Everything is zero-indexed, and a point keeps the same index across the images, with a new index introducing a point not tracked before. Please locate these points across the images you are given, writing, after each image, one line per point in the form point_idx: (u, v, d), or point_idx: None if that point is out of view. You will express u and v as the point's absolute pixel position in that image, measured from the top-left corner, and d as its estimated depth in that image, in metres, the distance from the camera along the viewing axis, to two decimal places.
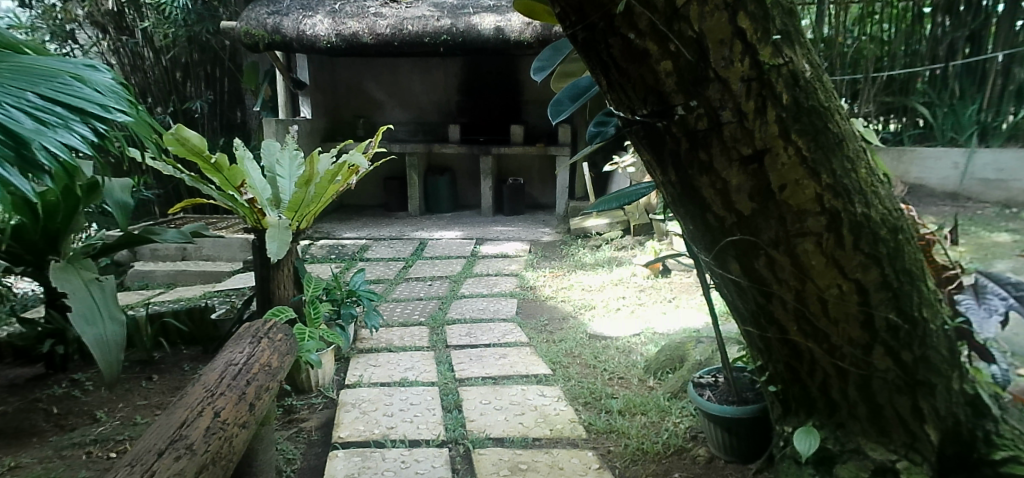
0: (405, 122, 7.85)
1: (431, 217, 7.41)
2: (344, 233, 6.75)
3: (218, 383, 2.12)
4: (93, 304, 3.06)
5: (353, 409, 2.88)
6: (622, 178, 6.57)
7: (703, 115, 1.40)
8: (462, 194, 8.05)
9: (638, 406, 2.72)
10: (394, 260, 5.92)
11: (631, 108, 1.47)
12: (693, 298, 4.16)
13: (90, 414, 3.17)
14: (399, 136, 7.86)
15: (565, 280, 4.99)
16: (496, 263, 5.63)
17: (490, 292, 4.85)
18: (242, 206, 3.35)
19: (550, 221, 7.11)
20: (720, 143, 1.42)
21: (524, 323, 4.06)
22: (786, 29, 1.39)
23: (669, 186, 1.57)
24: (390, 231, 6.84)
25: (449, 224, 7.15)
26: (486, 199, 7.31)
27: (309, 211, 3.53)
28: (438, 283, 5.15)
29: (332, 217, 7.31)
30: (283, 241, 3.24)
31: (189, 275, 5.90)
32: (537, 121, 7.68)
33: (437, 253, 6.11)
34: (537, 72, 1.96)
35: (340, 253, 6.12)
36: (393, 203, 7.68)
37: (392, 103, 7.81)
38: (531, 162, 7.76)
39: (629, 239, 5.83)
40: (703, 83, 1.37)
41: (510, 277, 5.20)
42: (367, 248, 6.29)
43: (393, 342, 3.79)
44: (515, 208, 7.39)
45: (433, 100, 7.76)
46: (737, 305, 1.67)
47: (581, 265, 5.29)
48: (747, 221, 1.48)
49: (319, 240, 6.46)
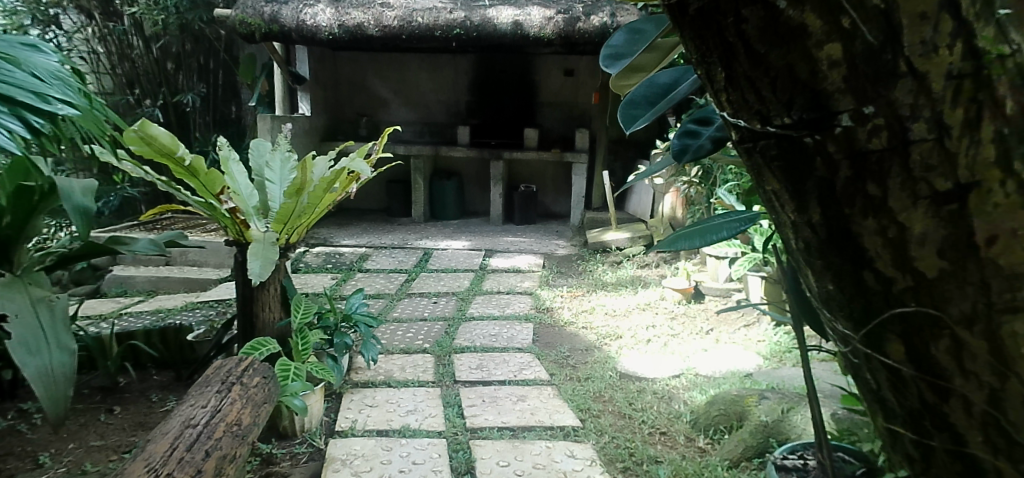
0: (411, 122, 7.38)
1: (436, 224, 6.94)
2: (343, 240, 6.27)
3: (166, 459, 1.63)
4: (40, 329, 2.58)
5: (343, 468, 2.39)
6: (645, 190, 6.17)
7: (882, 128, 0.90)
8: (470, 200, 7.59)
9: (690, 476, 2.23)
10: (396, 273, 5.46)
11: (764, 114, 0.98)
12: (734, 330, 3.68)
13: (33, 457, 2.68)
14: (405, 138, 7.40)
15: (584, 302, 4.54)
16: (507, 280, 5.17)
17: (503, 313, 4.38)
18: (225, 218, 2.90)
19: (565, 233, 6.64)
20: (902, 172, 0.91)
21: (543, 354, 3.58)
22: (1014, 2, 0.90)
23: (806, 231, 1.07)
24: (392, 239, 6.37)
25: (456, 233, 6.68)
26: (496, 207, 6.90)
27: (301, 223, 3.05)
28: (444, 301, 4.69)
29: (331, 222, 6.84)
30: (267, 262, 2.76)
31: (173, 282, 5.42)
32: (551, 125, 7.22)
33: (442, 265, 5.64)
34: (608, 63, 1.53)
35: (336, 263, 5.65)
36: (397, 208, 7.21)
37: (398, 102, 7.34)
38: (544, 167, 7.29)
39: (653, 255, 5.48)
40: (888, 81, 0.88)
41: (524, 296, 4.74)
42: (367, 258, 5.83)
43: (394, 375, 3.29)
44: (527, 216, 6.96)
45: (442, 99, 7.29)
46: (886, 397, 1.17)
47: (601, 285, 4.88)
48: (927, 288, 0.97)
49: (316, 248, 6.00)
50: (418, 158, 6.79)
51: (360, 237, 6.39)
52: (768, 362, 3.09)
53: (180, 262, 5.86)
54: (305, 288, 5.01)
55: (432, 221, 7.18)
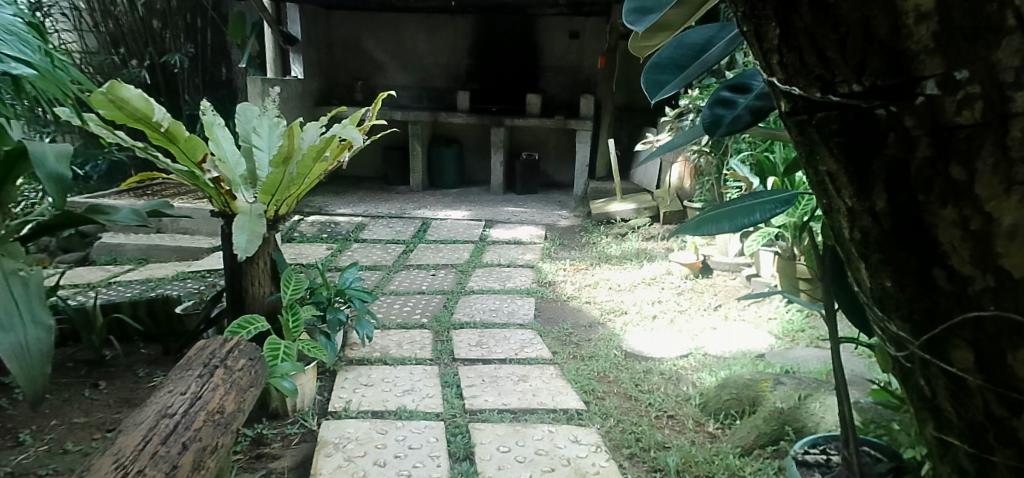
0: (409, 86, 7.14)
1: (434, 193, 6.77)
2: (339, 208, 6.10)
3: (138, 454, 1.50)
4: (13, 304, 2.43)
5: (336, 453, 2.27)
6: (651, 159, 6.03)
7: (977, 97, 0.72)
8: (470, 168, 7.41)
9: (699, 465, 2.11)
10: (394, 243, 5.33)
11: (826, 80, 0.81)
12: (743, 307, 3.55)
13: (12, 436, 2.56)
14: (403, 103, 7.17)
15: (587, 276, 4.42)
16: (508, 252, 5.04)
17: (503, 287, 4.26)
18: (210, 188, 2.75)
19: (567, 203, 6.49)
20: (1000, 149, 0.72)
21: (545, 331, 3.47)
22: None
23: (869, 219, 0.90)
24: (389, 208, 6.20)
25: (455, 202, 6.51)
26: (496, 175, 6.72)
27: (290, 193, 2.90)
28: (443, 274, 4.59)
29: (327, 190, 6.66)
30: (254, 236, 2.61)
31: (164, 250, 5.26)
32: (554, 91, 7.00)
33: (440, 236, 5.50)
34: (632, 18, 1.39)
35: (332, 232, 5.50)
36: (394, 176, 7.03)
37: (395, 65, 7.09)
38: (545, 134, 7.08)
39: (658, 228, 5.39)
40: (990, 38, 0.70)
41: (525, 269, 4.63)
42: (363, 227, 5.68)
43: (390, 352, 3.16)
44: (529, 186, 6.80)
45: (441, 62, 7.04)
46: (942, 405, 0.95)
47: (605, 258, 4.75)
48: (1011, 289, 0.78)
49: (311, 216, 5.84)
50: (416, 124, 6.59)
51: (357, 205, 6.22)
52: (780, 342, 2.96)
53: (171, 230, 5.69)
54: (299, 259, 4.86)
55: (431, 189, 7.00)
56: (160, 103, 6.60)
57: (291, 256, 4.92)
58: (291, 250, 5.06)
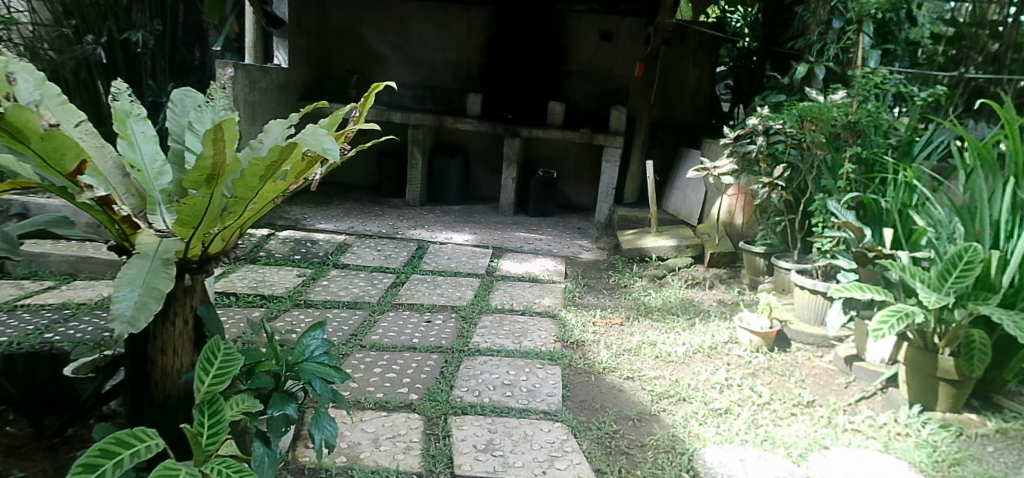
0: (411, 85, 6.18)
1: (433, 210, 5.85)
2: (319, 223, 5.14)
3: None
4: None
5: None
6: (696, 187, 5.18)
7: None
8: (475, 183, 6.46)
9: None
10: (380, 272, 4.37)
11: None
12: (849, 408, 2.66)
13: None
14: (404, 105, 6.22)
15: (624, 336, 3.47)
16: (520, 293, 4.11)
17: (518, 345, 3.30)
18: (94, 210, 1.74)
19: (588, 231, 5.63)
20: None
21: (579, 425, 2.52)
22: None
23: None
24: (379, 226, 5.25)
25: (458, 222, 5.57)
26: (508, 192, 5.84)
27: (229, 226, 1.86)
28: (441, 320, 3.64)
29: (309, 199, 5.70)
30: (148, 300, 1.59)
31: (99, 265, 4.26)
32: (579, 100, 6.08)
33: (438, 266, 4.56)
34: None
35: (307, 253, 4.54)
36: (388, 187, 6.07)
37: (397, 60, 6.13)
38: (566, 150, 6.17)
39: (704, 272, 4.50)
40: None
41: (544, 319, 3.69)
42: (345, 249, 4.71)
43: (360, 458, 2.19)
44: (543, 207, 5.90)
45: (450, 59, 6.10)
46: None
47: (645, 312, 3.82)
48: None
49: (284, 231, 4.88)
50: (417, 128, 5.71)
51: (341, 220, 5.26)
52: None
53: None
54: (260, 289, 3.89)
55: (430, 204, 6.06)
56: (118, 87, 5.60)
57: (252, 284, 3.94)
58: (251, 276, 4.07)
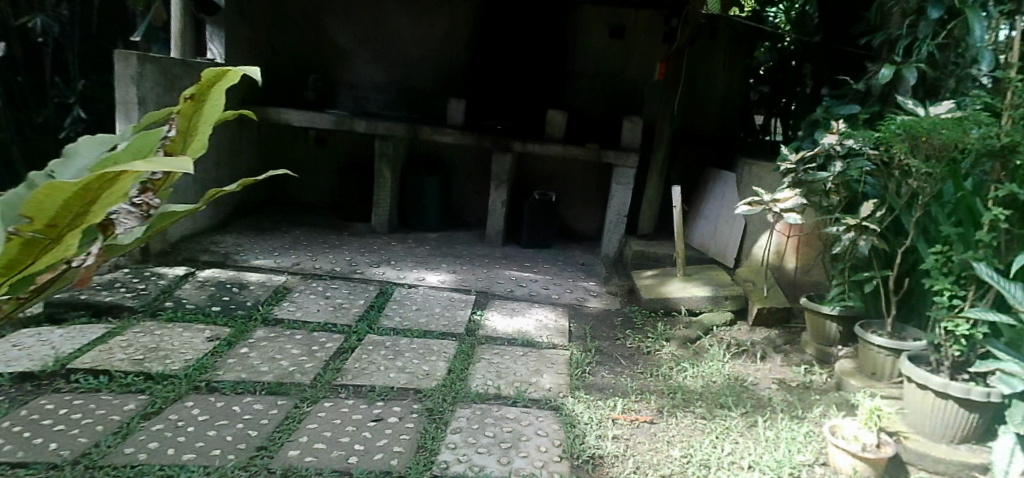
0: (381, 87, 5.11)
1: (405, 240, 4.79)
2: (255, 257, 4.06)
3: None
4: None
5: None
6: (732, 219, 4.17)
7: None
8: (458, 204, 5.37)
9: None
10: (324, 332, 3.29)
11: None
12: None
13: None
14: (372, 111, 5.15)
15: (659, 449, 2.43)
16: (511, 367, 3.05)
17: (505, 467, 2.24)
18: None
19: (594, 269, 4.61)
20: None
21: None
22: None
23: None
24: (334, 261, 4.18)
25: (435, 257, 4.52)
26: (497, 218, 4.83)
27: None
28: (400, 414, 2.58)
29: (250, 224, 4.63)
30: None
31: None
32: (584, 107, 5.04)
33: (405, 321, 3.49)
34: None
35: (235, 302, 3.46)
36: (351, 208, 5.03)
37: (364, 56, 5.05)
38: (566, 166, 5.14)
39: (749, 336, 3.47)
40: None
41: (544, 414, 2.64)
42: (285, 295, 3.64)
43: None
44: (539, 237, 4.89)
45: (428, 57, 5.03)
46: None
47: (683, 403, 2.78)
48: None
49: (206, 270, 3.79)
50: (386, 139, 4.73)
51: (285, 253, 4.19)
52: None
53: None
54: (147, 363, 2.80)
55: (403, 231, 5.02)
56: (14, 84, 4.39)
57: (138, 355, 2.85)
58: (140, 341, 2.96)
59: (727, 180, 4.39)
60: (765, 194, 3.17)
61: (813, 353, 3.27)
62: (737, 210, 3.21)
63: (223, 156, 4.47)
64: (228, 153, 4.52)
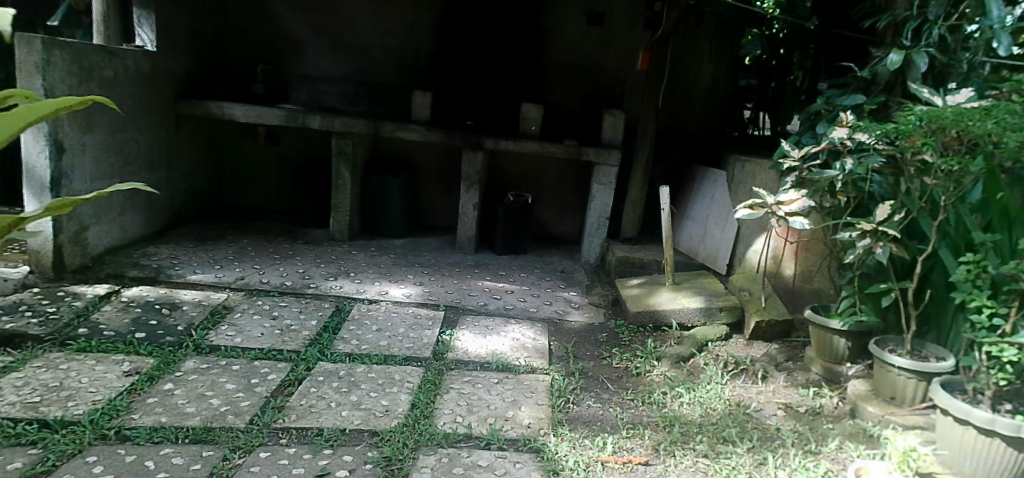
0: (338, 80, 4.65)
1: (366, 248, 4.36)
2: (192, 272, 3.59)
3: None
4: None
5: None
6: (723, 221, 3.82)
7: None
8: (425, 207, 4.95)
9: None
10: (266, 361, 2.84)
11: None
12: None
13: None
14: (329, 106, 4.69)
15: None
16: (484, 398, 2.65)
17: None
18: None
19: (574, 276, 4.24)
20: None
21: None
22: None
23: None
24: (284, 274, 3.73)
25: (400, 267, 4.10)
26: (468, 222, 4.42)
27: None
28: (351, 465, 2.16)
29: (190, 232, 4.15)
30: None
31: None
32: (560, 101, 4.65)
33: (364, 344, 3.08)
34: None
35: (163, 327, 3.00)
36: (305, 213, 4.57)
37: (319, 46, 4.59)
38: (542, 165, 4.76)
39: (747, 353, 3.13)
40: None
41: (523, 458, 2.25)
42: (224, 316, 3.19)
43: None
44: (514, 242, 4.50)
45: (390, 47, 4.59)
46: None
47: (682, 438, 2.41)
48: None
49: (133, 288, 3.32)
50: (344, 136, 4.28)
51: (229, 266, 3.72)
52: None
53: None
54: (44, 407, 2.34)
55: (364, 238, 4.58)
56: None
57: (36, 397, 2.39)
58: (41, 380, 2.50)
59: (717, 178, 4.03)
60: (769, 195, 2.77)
61: (814, 368, 2.92)
62: (737, 213, 2.81)
63: (157, 157, 3.98)
64: (163, 154, 4.04)
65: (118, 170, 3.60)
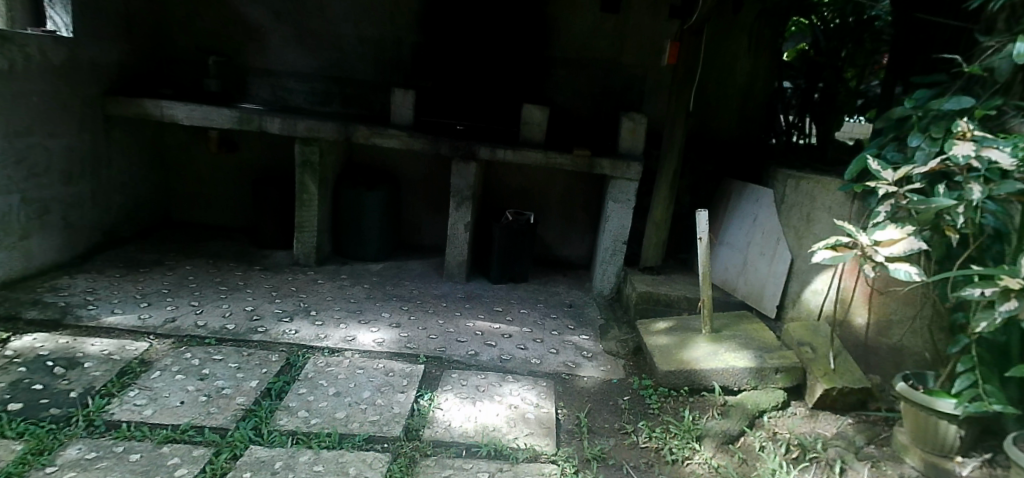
0: (306, 76, 3.95)
1: (337, 276, 3.65)
2: (110, 311, 2.89)
3: None
4: None
5: None
6: (772, 253, 3.10)
7: None
8: (410, 224, 4.24)
9: None
10: (178, 447, 2.13)
11: None
12: None
13: None
14: (296, 106, 3.98)
15: None
16: None
17: None
18: None
19: (585, 313, 3.52)
20: None
21: None
22: None
23: None
24: (228, 314, 3.02)
25: (374, 301, 3.38)
26: (459, 246, 3.71)
27: None
28: None
29: (122, 257, 3.46)
30: None
31: None
32: (569, 101, 3.93)
33: (315, 416, 2.36)
34: None
35: (51, 394, 2.31)
36: (266, 231, 3.88)
37: (282, 35, 3.88)
38: (547, 177, 4.05)
39: (813, 431, 2.43)
40: None
41: None
42: (139, 376, 2.48)
43: None
44: (513, 268, 3.80)
45: (367, 36, 3.88)
46: None
47: None
48: None
49: (27, 335, 2.62)
50: (309, 143, 3.57)
51: (159, 302, 3.02)
52: None
53: None
54: None
55: (336, 263, 3.87)
56: None
57: None
58: None
59: (761, 197, 3.29)
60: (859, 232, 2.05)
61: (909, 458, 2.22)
62: (815, 254, 2.09)
63: (78, 166, 3.29)
64: (87, 165, 3.35)
65: (18, 182, 2.92)
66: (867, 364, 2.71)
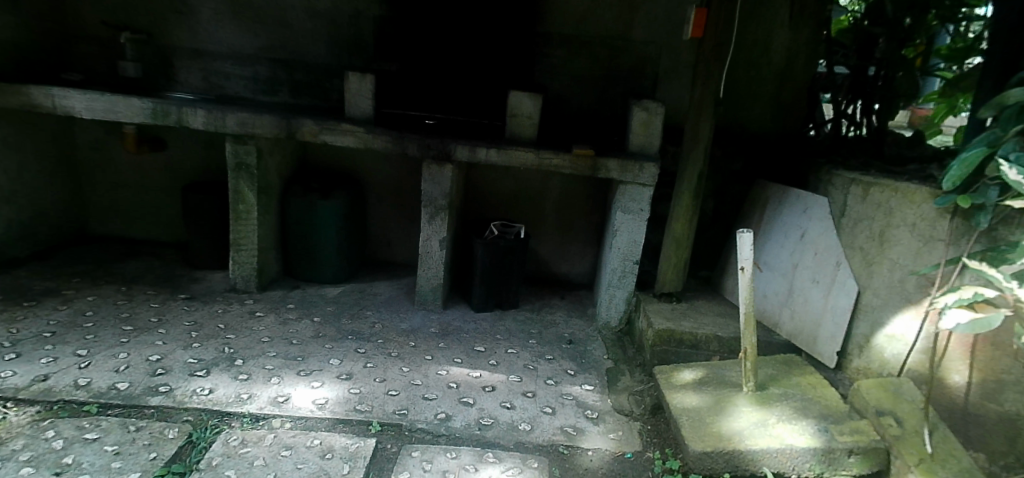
0: (246, 58, 3.23)
1: (281, 306, 2.95)
2: None
3: None
4: None
5: None
6: (831, 283, 2.39)
7: None
8: (379, 237, 3.54)
9: None
10: None
11: None
12: None
13: None
14: (234, 96, 3.26)
15: None
16: None
17: None
18: None
19: (589, 351, 2.83)
20: None
21: None
22: None
23: None
24: (125, 366, 2.32)
25: (323, 340, 2.68)
26: (432, 267, 3.00)
27: None
28: None
29: (8, 286, 2.78)
30: None
31: None
32: (568, 87, 3.21)
33: None
34: None
35: None
36: (199, 249, 3.18)
37: (215, 7, 3.16)
38: (542, 179, 3.34)
39: None
40: None
41: None
42: None
43: None
44: (499, 293, 3.10)
45: (318, 9, 3.15)
46: None
47: None
48: None
49: None
50: (243, 141, 2.86)
51: (36, 350, 2.33)
52: None
53: None
54: None
55: (284, 287, 3.17)
56: None
57: None
58: None
59: (813, 207, 2.56)
60: (1008, 281, 1.68)
61: None
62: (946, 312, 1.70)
63: None
64: None
65: None
66: (967, 438, 2.02)
